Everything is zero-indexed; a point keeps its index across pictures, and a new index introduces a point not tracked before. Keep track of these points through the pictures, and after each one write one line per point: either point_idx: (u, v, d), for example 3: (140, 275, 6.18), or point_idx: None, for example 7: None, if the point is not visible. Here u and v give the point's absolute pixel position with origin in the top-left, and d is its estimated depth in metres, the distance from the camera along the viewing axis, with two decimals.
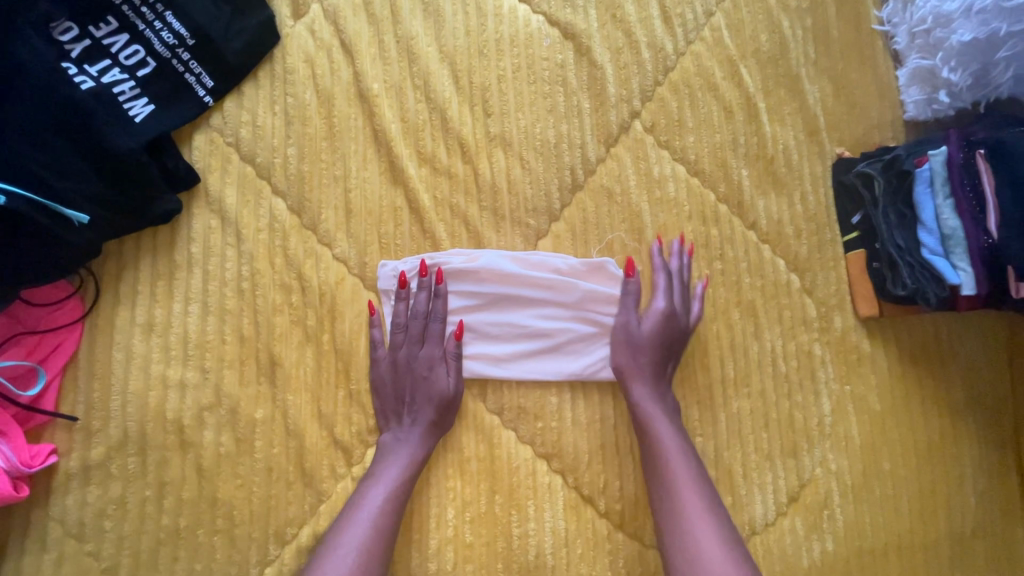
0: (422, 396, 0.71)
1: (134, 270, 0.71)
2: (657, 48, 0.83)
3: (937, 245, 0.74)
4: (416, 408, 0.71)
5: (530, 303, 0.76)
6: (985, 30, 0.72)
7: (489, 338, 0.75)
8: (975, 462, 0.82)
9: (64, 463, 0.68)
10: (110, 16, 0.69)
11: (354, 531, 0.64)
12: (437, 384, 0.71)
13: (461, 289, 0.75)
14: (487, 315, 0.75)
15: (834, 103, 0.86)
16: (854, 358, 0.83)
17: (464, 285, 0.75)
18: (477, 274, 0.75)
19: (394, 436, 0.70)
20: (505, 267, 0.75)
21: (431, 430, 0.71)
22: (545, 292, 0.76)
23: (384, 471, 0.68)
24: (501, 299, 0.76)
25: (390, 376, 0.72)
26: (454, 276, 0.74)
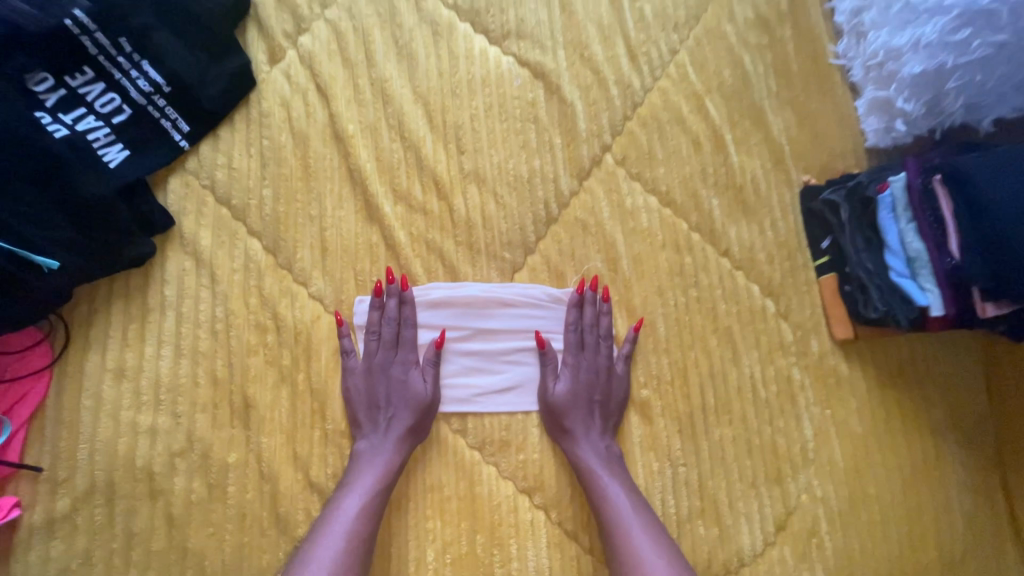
0: (402, 404, 0.71)
1: (106, 314, 0.70)
2: (625, 85, 0.87)
3: (904, 267, 0.76)
4: (391, 415, 0.71)
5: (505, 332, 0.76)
6: (933, 62, 0.75)
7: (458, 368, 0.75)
8: (960, 483, 0.82)
9: (27, 517, 0.66)
10: (86, 66, 0.69)
11: (328, 540, 0.63)
12: (412, 388, 0.72)
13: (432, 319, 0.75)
14: (461, 344, 0.76)
15: (798, 132, 0.89)
16: (832, 381, 0.83)
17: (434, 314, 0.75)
18: (449, 304, 0.76)
19: (370, 443, 0.70)
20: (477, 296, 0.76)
21: (407, 438, 0.71)
22: (584, 320, 0.78)
23: (359, 479, 0.67)
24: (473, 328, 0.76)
25: (362, 385, 0.72)
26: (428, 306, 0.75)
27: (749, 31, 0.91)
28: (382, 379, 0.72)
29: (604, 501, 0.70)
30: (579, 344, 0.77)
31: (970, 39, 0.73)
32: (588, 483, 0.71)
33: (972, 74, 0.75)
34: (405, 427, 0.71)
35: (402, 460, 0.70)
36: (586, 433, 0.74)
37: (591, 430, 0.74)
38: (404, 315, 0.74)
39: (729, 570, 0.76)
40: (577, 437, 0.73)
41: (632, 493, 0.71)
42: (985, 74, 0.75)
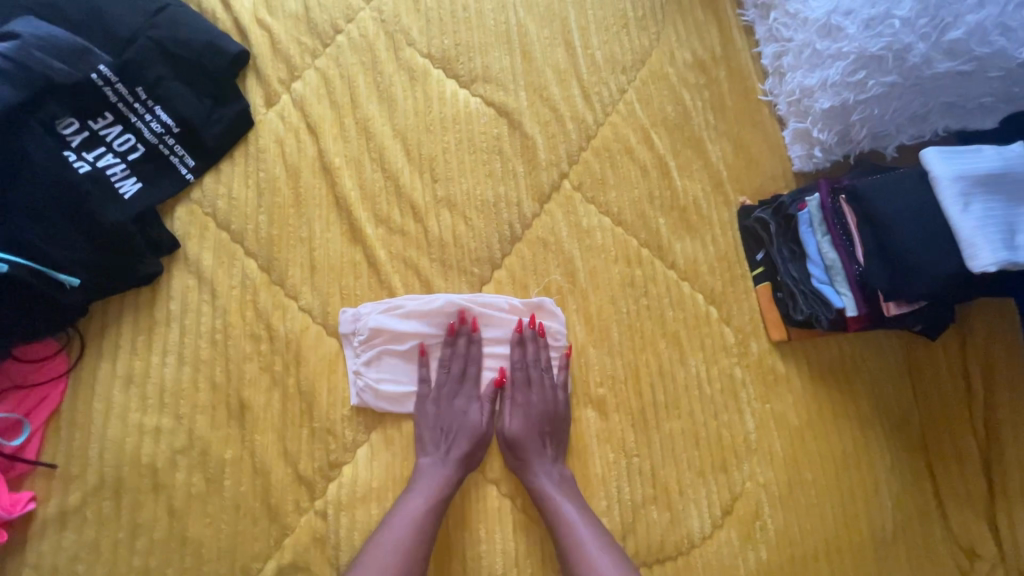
0: (462, 432, 0.80)
1: (117, 327, 0.79)
2: (580, 121, 0.99)
3: (823, 274, 0.87)
4: (451, 439, 0.80)
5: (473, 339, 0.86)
6: (838, 99, 0.88)
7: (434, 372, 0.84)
8: (888, 469, 0.91)
9: (42, 510, 0.73)
10: (106, 111, 0.80)
11: (390, 535, 0.71)
12: (472, 420, 0.81)
13: (411, 327, 0.84)
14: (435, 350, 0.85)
15: (734, 159, 1.01)
16: (771, 379, 0.93)
17: (413, 322, 0.84)
18: (428, 315, 0.85)
19: (432, 460, 0.78)
20: (447, 306, 0.85)
21: (464, 461, 0.79)
22: (528, 356, 0.86)
23: (420, 490, 0.76)
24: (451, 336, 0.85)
25: (431, 411, 0.81)
26: (404, 315, 0.84)
27: (688, 72, 1.04)
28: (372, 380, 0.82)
29: (564, 523, 0.76)
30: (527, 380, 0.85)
31: (866, 79, 0.85)
32: (547, 509, 0.78)
33: (871, 109, 0.87)
34: (463, 452, 0.79)
35: (460, 477, 0.78)
36: (543, 464, 0.81)
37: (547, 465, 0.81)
38: (389, 323, 0.83)
39: (680, 551, 0.84)
40: (534, 468, 0.80)
41: (589, 515, 0.78)
42: (882, 108, 0.87)
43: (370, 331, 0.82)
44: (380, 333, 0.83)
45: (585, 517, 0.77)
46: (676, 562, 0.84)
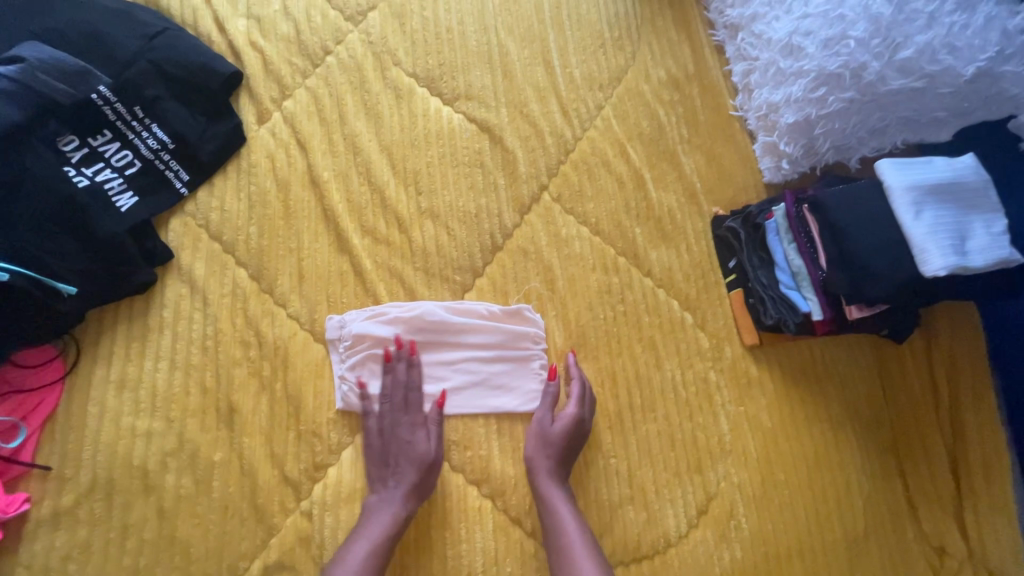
0: (404, 462, 0.80)
1: (112, 334, 0.82)
2: (559, 135, 1.03)
3: (790, 280, 0.91)
4: (397, 471, 0.80)
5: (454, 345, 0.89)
6: (801, 114, 0.93)
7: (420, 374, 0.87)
8: (859, 469, 0.94)
9: (35, 510, 0.75)
10: (105, 129, 0.85)
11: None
12: (417, 449, 0.81)
13: (396, 331, 0.88)
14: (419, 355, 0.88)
15: (707, 171, 1.06)
16: (744, 382, 0.96)
17: (398, 326, 0.88)
18: (410, 321, 0.88)
19: (379, 497, 0.79)
20: (428, 313, 0.89)
21: (412, 494, 0.79)
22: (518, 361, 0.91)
23: (368, 529, 0.76)
24: (436, 339, 0.89)
25: (376, 444, 0.82)
26: (387, 322, 0.87)
27: (663, 89, 1.09)
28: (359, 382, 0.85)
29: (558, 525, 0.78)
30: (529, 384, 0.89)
31: (826, 95, 0.90)
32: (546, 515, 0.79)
33: (832, 123, 0.92)
34: (411, 486, 0.79)
35: (408, 514, 0.78)
36: (549, 470, 0.82)
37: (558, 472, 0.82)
38: (375, 328, 0.87)
39: (657, 550, 0.87)
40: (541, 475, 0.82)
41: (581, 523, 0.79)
42: (843, 122, 0.91)
43: (355, 337, 0.86)
44: (366, 338, 0.86)
45: (578, 524, 0.78)
46: (652, 561, 0.86)
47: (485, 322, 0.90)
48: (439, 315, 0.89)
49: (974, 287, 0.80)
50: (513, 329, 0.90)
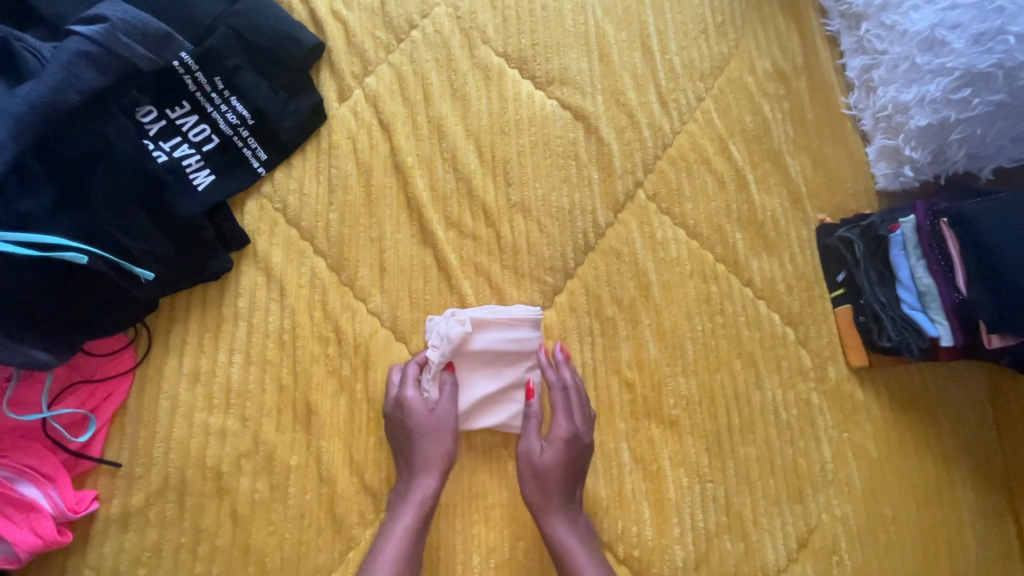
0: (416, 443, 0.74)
1: (183, 323, 0.77)
2: (657, 129, 0.95)
3: (915, 300, 0.83)
4: (431, 447, 0.74)
5: (514, 364, 0.81)
6: (937, 117, 0.84)
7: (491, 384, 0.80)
8: (972, 508, 0.86)
9: (105, 509, 0.70)
10: (184, 100, 0.78)
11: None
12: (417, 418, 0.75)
13: (475, 333, 0.79)
14: (483, 367, 0.80)
15: (814, 175, 0.97)
16: (849, 406, 0.89)
17: (478, 329, 0.79)
18: (484, 330, 0.79)
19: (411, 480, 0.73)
20: (501, 326, 0.80)
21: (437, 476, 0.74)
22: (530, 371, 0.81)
23: (402, 527, 0.70)
24: (504, 355, 0.80)
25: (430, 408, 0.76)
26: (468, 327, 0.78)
27: (768, 82, 1.00)
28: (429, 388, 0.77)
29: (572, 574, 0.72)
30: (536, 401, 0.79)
31: (970, 97, 0.81)
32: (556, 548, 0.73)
33: (972, 128, 0.83)
34: (433, 463, 0.74)
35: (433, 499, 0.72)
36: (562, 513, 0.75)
37: (568, 504, 0.76)
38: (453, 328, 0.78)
39: None
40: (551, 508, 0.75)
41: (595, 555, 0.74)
42: (984, 129, 0.83)
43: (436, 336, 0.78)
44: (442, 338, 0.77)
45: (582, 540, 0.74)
46: None
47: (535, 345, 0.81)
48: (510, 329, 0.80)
49: None
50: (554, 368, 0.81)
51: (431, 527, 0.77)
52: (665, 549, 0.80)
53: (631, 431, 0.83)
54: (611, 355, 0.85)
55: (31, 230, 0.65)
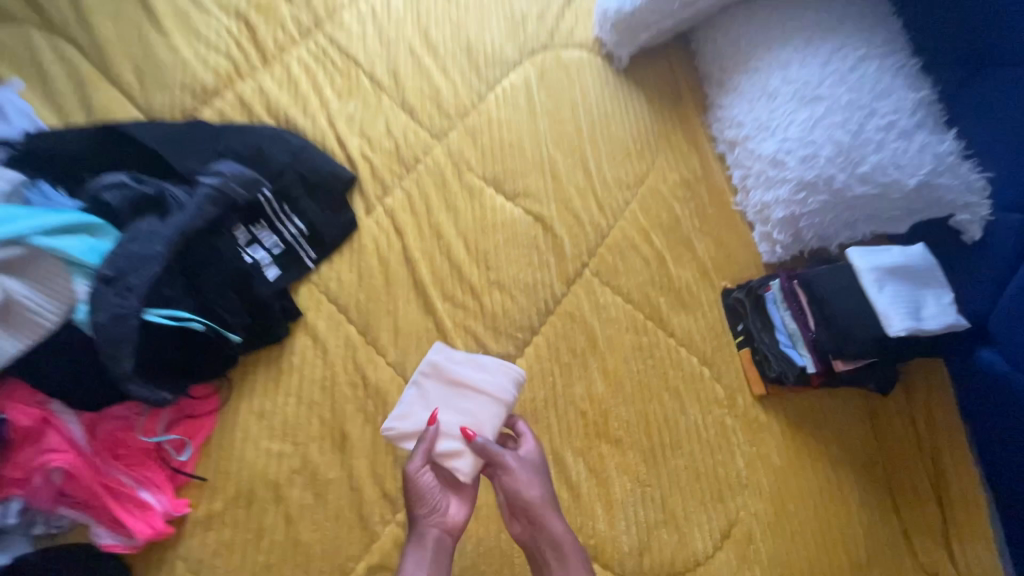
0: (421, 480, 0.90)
1: (253, 373, 1.05)
2: (597, 225, 1.30)
3: (787, 340, 1.15)
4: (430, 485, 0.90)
5: (473, 407, 0.95)
6: (788, 211, 1.19)
7: (443, 408, 0.96)
8: (859, 502, 1.11)
9: (193, 513, 0.94)
10: (263, 220, 1.11)
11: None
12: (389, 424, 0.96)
13: (458, 366, 0.98)
14: (448, 398, 0.97)
15: (716, 254, 1.30)
16: (755, 425, 1.15)
17: (462, 364, 0.98)
18: (461, 369, 0.97)
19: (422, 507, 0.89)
20: (477, 370, 0.97)
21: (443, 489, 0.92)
22: (485, 418, 0.94)
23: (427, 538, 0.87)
24: (469, 397, 0.96)
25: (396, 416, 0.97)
26: (450, 360, 0.99)
27: (678, 189, 1.35)
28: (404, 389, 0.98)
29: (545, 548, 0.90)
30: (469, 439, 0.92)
31: (807, 199, 1.17)
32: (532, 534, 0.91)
33: (813, 219, 1.17)
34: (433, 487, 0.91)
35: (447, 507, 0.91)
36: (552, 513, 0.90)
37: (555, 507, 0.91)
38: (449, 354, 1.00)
39: (687, 567, 1.03)
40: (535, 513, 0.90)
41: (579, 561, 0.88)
42: (822, 219, 1.17)
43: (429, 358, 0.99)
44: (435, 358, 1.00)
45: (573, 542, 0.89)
46: None
47: (496, 397, 0.95)
48: (481, 376, 0.96)
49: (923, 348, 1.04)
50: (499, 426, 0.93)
51: None
52: (614, 538, 1.03)
53: (586, 447, 1.09)
54: (567, 391, 1.13)
55: (170, 306, 0.94)
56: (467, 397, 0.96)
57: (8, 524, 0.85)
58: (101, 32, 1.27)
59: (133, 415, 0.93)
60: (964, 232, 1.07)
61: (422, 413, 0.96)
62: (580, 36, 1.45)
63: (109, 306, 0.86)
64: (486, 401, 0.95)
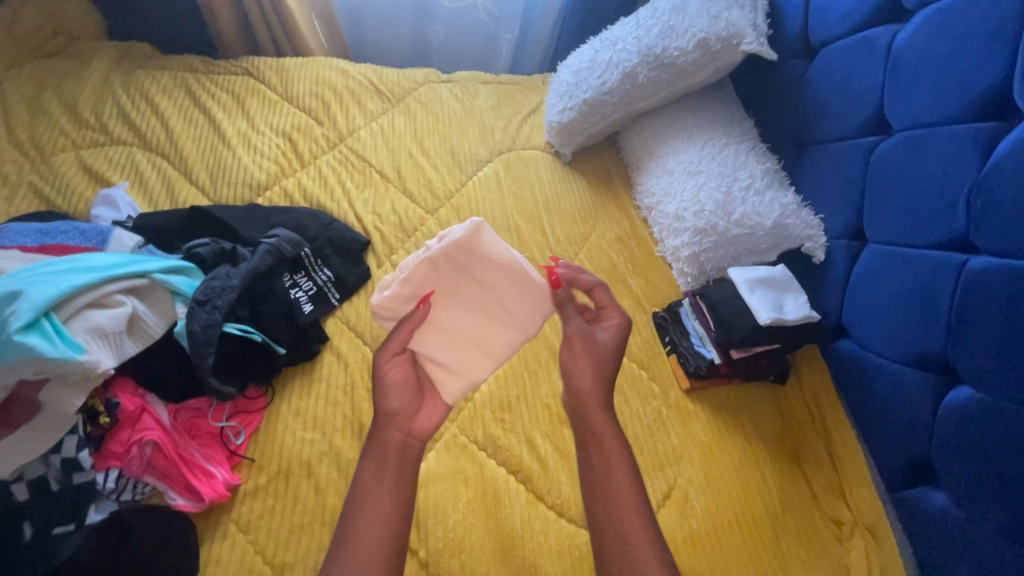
0: (399, 377, 1.14)
1: (291, 383, 1.36)
2: (553, 271, 1.69)
3: (699, 340, 1.52)
4: (403, 382, 1.14)
5: (473, 301, 1.23)
6: (690, 251, 1.59)
7: (446, 293, 1.21)
8: (773, 467, 1.39)
9: (244, 486, 1.21)
10: (302, 270, 1.50)
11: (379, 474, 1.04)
12: (390, 293, 1.16)
13: (477, 257, 1.20)
14: (456, 285, 1.21)
15: (648, 287, 1.69)
16: (685, 412, 1.46)
17: (481, 257, 1.21)
18: (477, 261, 1.21)
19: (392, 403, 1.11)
20: (491, 267, 1.22)
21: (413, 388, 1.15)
22: (478, 314, 1.23)
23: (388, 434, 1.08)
24: (474, 291, 1.22)
25: (402, 288, 1.16)
26: (473, 249, 1.20)
27: (614, 241, 1.76)
28: (421, 268, 1.17)
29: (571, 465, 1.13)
30: (459, 334, 1.22)
31: (701, 241, 1.56)
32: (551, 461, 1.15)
33: (710, 255, 1.57)
34: (407, 383, 1.15)
35: (411, 410, 1.13)
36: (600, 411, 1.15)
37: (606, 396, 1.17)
38: (478, 255, 1.20)
39: None
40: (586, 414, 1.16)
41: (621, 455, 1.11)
42: (715, 254, 1.56)
43: (454, 241, 1.18)
44: (468, 254, 1.20)
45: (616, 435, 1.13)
46: None
47: (501, 298, 1.23)
48: (495, 274, 1.22)
49: (790, 336, 1.45)
50: (491, 326, 1.24)
51: (433, 493, 1.26)
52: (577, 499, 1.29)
53: (552, 431, 1.38)
54: (535, 390, 1.44)
55: (239, 323, 1.32)
56: (473, 289, 1.22)
57: (108, 488, 1.12)
58: (184, 147, 1.73)
59: (204, 407, 1.27)
60: (814, 255, 1.50)
61: (426, 290, 1.18)
62: (535, 141, 1.97)
63: (201, 319, 1.24)
64: (488, 300, 1.23)
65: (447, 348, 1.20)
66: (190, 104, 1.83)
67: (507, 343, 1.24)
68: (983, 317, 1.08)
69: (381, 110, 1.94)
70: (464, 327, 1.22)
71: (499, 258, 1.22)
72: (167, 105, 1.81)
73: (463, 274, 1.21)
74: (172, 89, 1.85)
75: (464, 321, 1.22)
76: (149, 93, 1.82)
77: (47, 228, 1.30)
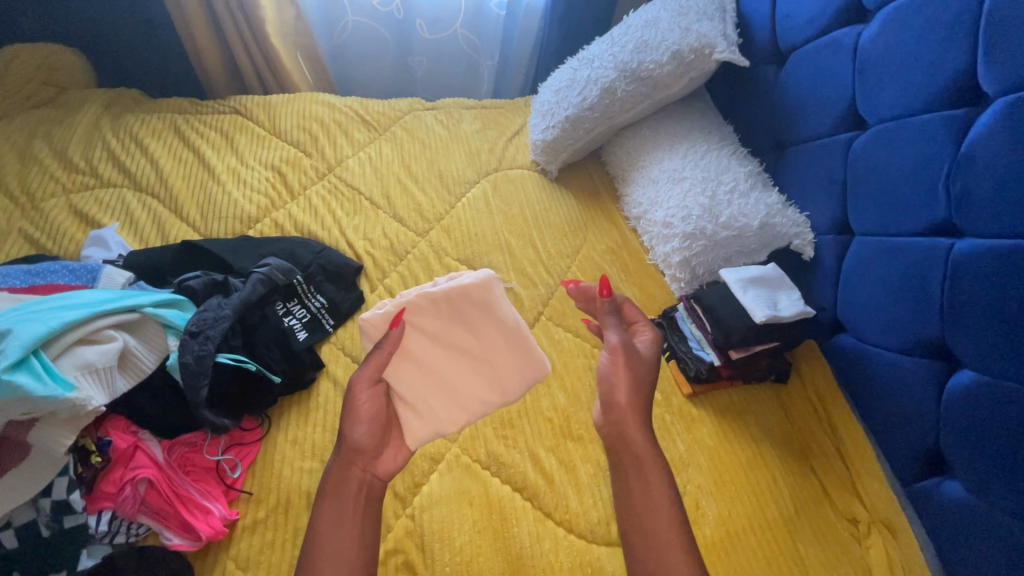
0: (364, 413, 1.15)
1: (288, 413, 1.34)
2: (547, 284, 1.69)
3: (697, 344, 1.51)
4: (371, 418, 1.16)
5: (462, 349, 1.23)
6: (679, 254, 1.59)
7: (434, 334, 1.22)
8: (781, 467, 1.37)
9: (242, 520, 1.17)
10: (295, 298, 1.49)
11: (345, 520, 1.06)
12: (377, 315, 1.17)
13: (480, 309, 1.21)
14: (449, 327, 1.22)
15: (642, 296, 1.69)
16: (689, 417, 1.44)
17: (485, 310, 1.21)
18: (479, 313, 1.22)
19: (356, 442, 1.13)
20: (493, 323, 1.22)
21: (377, 425, 1.17)
22: (463, 367, 1.23)
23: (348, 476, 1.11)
24: (466, 340, 1.23)
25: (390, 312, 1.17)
26: (480, 301, 1.21)
27: (605, 253, 1.77)
28: (420, 303, 1.19)
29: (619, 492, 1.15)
30: (433, 377, 1.22)
31: (691, 244, 1.56)
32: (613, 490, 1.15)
33: (700, 258, 1.57)
34: (373, 418, 1.16)
35: (374, 448, 1.15)
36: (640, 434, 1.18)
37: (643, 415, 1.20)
38: (481, 310, 1.21)
39: None
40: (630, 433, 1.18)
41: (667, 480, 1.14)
42: (704, 257, 1.56)
43: (462, 287, 1.20)
44: (474, 301, 1.21)
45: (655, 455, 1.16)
46: None
47: (490, 356, 1.23)
48: (494, 329, 1.22)
49: (788, 333, 1.45)
50: (472, 381, 1.23)
51: (437, 516, 1.22)
52: (585, 513, 1.26)
53: (555, 445, 1.36)
54: (536, 405, 1.42)
55: (233, 352, 1.31)
56: (466, 338, 1.23)
57: (100, 532, 1.08)
58: (173, 186, 1.75)
59: (199, 441, 1.24)
60: (803, 252, 1.52)
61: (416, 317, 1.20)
62: (521, 160, 2.00)
63: (194, 350, 1.23)
64: (478, 352, 1.23)
65: (418, 391, 1.20)
66: (179, 144, 1.86)
67: (481, 401, 1.23)
68: (972, 300, 1.09)
69: (368, 139, 1.98)
70: (444, 370, 1.23)
71: (503, 317, 1.21)
72: (156, 145, 1.83)
73: (461, 319, 1.22)
74: (162, 131, 1.88)
75: (446, 365, 1.23)
76: (139, 135, 1.84)
77: (36, 271, 1.30)
